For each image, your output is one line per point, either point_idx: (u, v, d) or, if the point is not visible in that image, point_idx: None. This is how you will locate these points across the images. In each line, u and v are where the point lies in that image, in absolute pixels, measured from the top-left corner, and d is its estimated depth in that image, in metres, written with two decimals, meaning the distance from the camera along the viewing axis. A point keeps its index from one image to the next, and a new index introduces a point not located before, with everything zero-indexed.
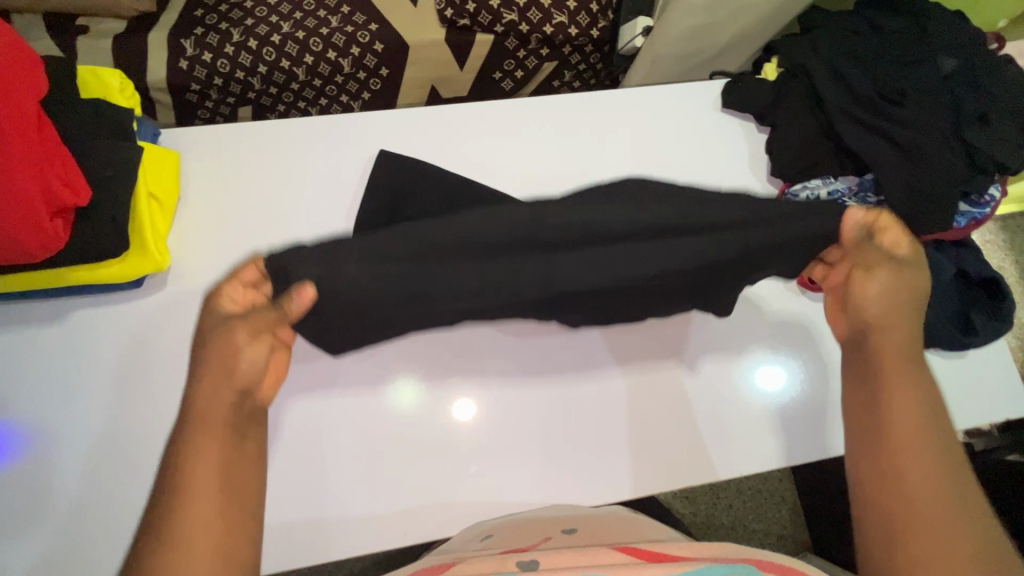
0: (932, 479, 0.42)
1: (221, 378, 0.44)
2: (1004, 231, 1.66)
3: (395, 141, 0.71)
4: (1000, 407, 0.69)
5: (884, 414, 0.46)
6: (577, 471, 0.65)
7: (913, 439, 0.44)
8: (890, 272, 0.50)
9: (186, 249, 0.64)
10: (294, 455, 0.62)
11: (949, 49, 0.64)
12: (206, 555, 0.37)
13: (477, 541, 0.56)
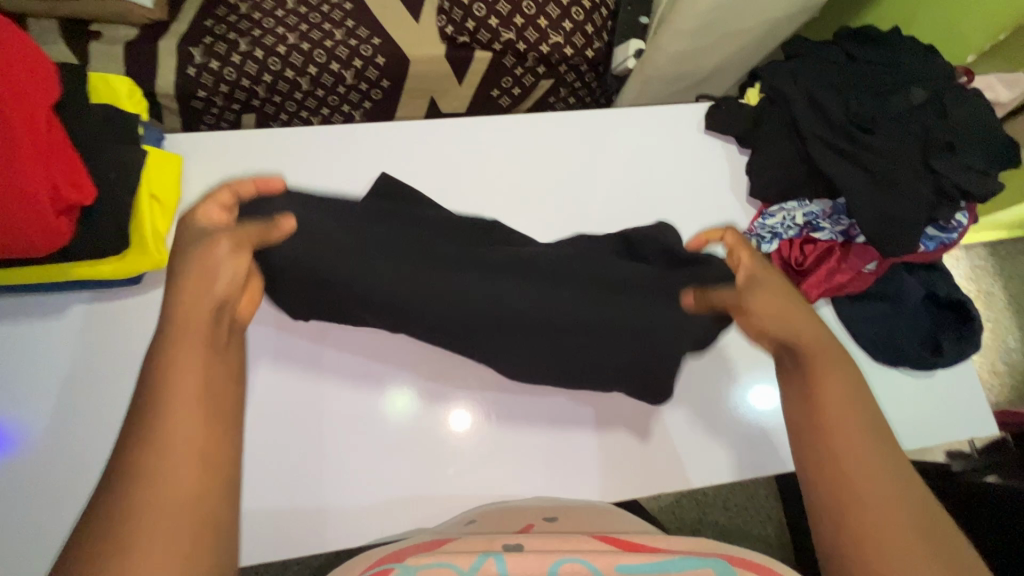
0: (877, 471, 0.42)
1: (205, 288, 0.45)
2: (993, 256, 1.68)
3: (391, 153, 0.74)
4: (968, 426, 0.71)
5: (820, 393, 0.48)
6: (551, 473, 0.67)
7: (846, 413, 0.46)
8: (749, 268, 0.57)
9: None
10: (281, 448, 0.65)
11: (919, 81, 0.67)
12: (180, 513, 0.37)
13: (463, 526, 0.59)
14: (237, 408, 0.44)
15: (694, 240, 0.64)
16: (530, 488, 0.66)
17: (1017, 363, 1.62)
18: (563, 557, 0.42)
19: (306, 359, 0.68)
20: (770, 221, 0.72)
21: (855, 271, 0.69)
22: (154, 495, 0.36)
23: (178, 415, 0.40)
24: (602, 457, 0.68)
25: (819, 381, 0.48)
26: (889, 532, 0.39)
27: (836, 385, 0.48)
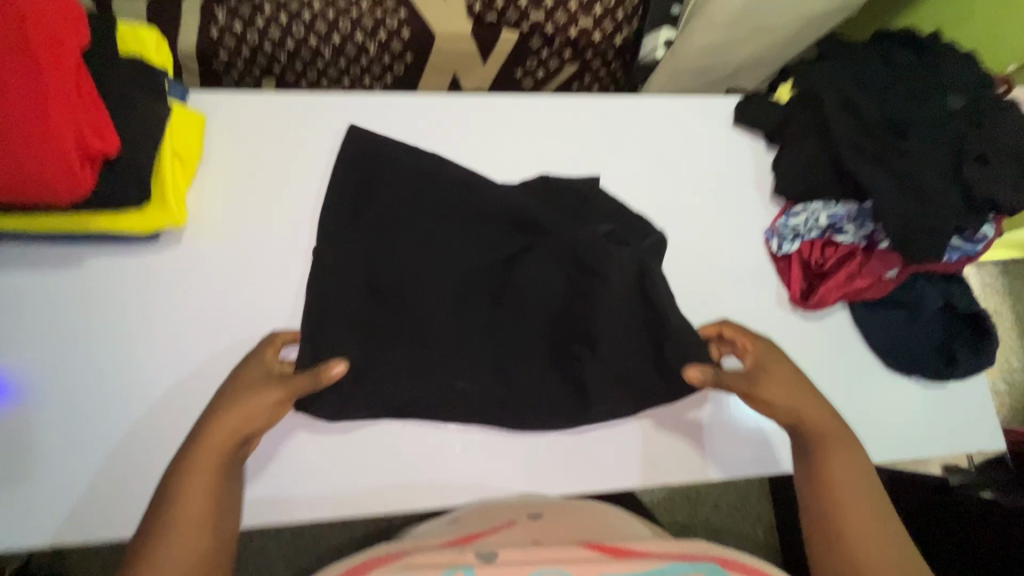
0: (870, 526, 0.53)
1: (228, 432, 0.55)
2: (1004, 276, 1.67)
3: (415, 129, 0.73)
4: (974, 440, 0.70)
5: (828, 476, 0.57)
6: (558, 465, 0.67)
7: (851, 479, 0.56)
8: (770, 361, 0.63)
9: (205, 209, 0.66)
10: (277, 430, 0.63)
11: (957, 88, 0.66)
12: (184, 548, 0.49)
13: (446, 525, 0.66)
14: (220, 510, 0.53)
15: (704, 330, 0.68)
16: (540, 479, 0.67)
17: (1018, 384, 1.62)
18: (542, 567, 0.45)
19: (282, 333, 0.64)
20: (793, 222, 0.71)
21: (876, 278, 0.68)
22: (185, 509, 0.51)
23: (196, 490, 0.52)
24: (620, 453, 0.68)
25: (830, 466, 0.57)
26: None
27: (847, 464, 0.57)
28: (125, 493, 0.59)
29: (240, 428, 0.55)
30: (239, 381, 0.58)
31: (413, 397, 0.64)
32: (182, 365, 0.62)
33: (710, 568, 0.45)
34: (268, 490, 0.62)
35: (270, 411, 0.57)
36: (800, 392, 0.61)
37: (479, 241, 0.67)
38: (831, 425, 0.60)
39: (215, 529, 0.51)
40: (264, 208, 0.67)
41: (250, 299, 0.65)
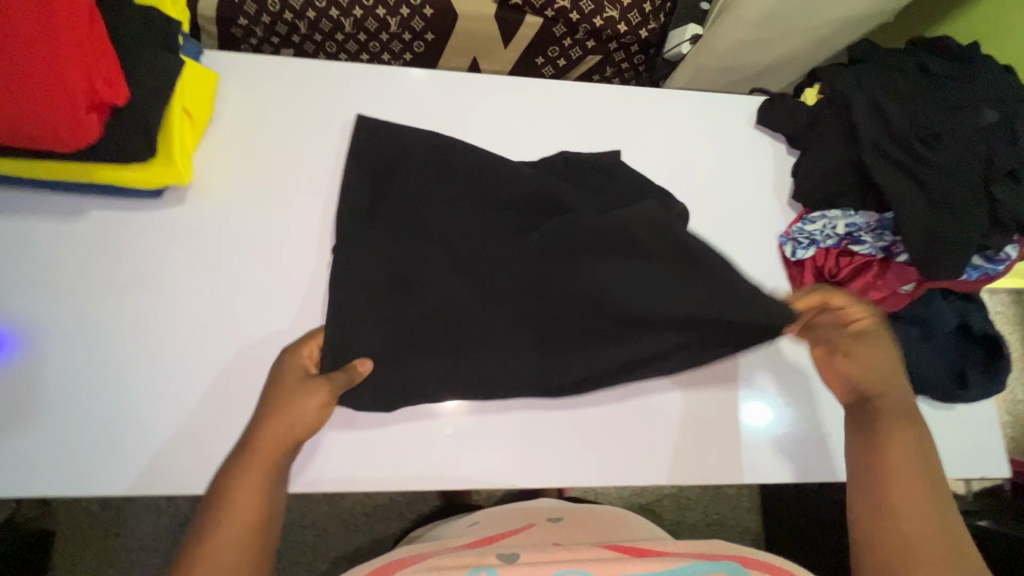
0: (917, 504, 0.53)
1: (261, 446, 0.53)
2: (1017, 304, 1.65)
3: (430, 107, 0.71)
4: (979, 465, 0.68)
5: (883, 452, 0.56)
6: (557, 464, 0.64)
7: (909, 476, 0.54)
8: (865, 347, 0.59)
9: (212, 170, 0.65)
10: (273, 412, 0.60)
11: (994, 100, 0.63)
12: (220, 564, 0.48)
13: (466, 525, 0.76)
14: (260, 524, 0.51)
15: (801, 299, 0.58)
16: (544, 475, 0.63)
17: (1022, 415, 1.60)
18: (564, 569, 0.47)
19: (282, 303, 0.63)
20: (810, 228, 0.69)
21: (890, 290, 0.66)
22: (235, 509, 0.51)
23: (251, 486, 0.52)
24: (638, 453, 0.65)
25: (888, 445, 0.56)
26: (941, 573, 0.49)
27: (903, 458, 0.55)
28: (110, 453, 0.58)
29: (285, 437, 0.55)
30: (282, 388, 0.57)
31: (412, 383, 0.59)
32: (178, 325, 0.61)
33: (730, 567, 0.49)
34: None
35: (315, 413, 0.56)
36: (890, 377, 0.58)
37: (499, 215, 0.63)
38: (895, 412, 0.57)
39: (262, 530, 0.51)
40: (277, 172, 0.66)
41: (254, 264, 0.64)
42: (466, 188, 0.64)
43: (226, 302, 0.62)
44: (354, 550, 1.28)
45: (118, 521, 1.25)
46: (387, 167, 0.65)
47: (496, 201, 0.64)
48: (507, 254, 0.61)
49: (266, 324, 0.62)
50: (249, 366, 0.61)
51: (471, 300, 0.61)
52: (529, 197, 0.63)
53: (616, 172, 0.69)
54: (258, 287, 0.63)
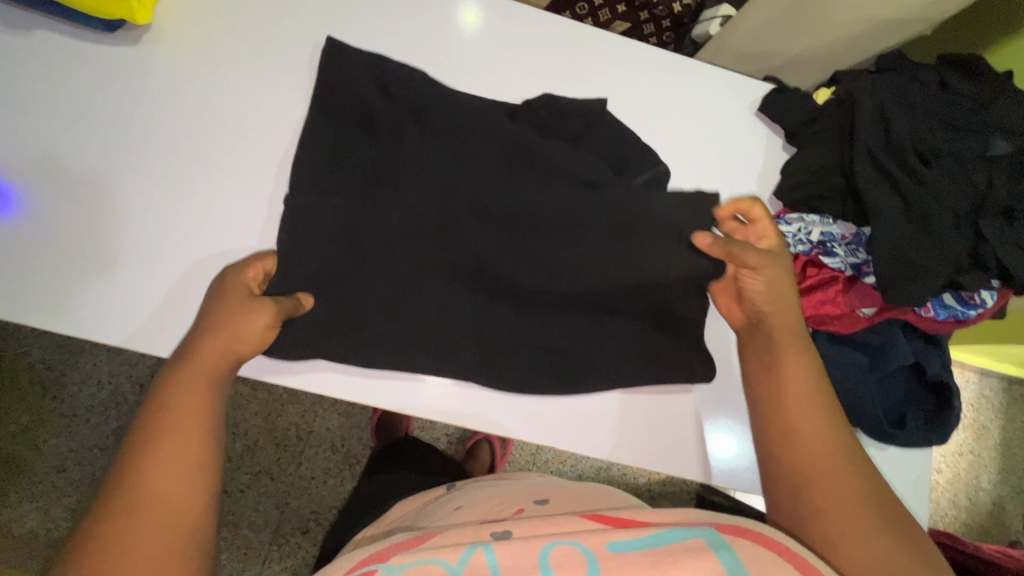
0: (845, 462, 0.51)
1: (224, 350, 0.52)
2: (1005, 393, 1.59)
3: (418, 10, 0.66)
4: None
5: (784, 391, 0.55)
6: (467, 397, 0.60)
7: (831, 465, 0.51)
8: (780, 262, 0.59)
9: (176, 20, 0.62)
10: (186, 292, 0.58)
11: (1008, 131, 0.58)
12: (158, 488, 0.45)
13: (438, 491, 0.64)
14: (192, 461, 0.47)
15: (723, 209, 0.63)
16: (510, 424, 0.61)
17: (980, 503, 1.54)
18: (556, 540, 0.41)
19: (228, 179, 0.60)
20: (782, 228, 0.65)
21: (847, 310, 0.62)
22: (168, 454, 0.47)
23: (181, 425, 0.48)
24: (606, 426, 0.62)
25: (786, 382, 0.55)
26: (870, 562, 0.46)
27: (811, 432, 0.53)
28: (7, 272, 0.55)
29: (231, 346, 0.52)
30: (227, 311, 0.53)
31: (337, 290, 0.58)
32: (104, 164, 0.58)
33: (707, 534, 0.42)
34: (154, 327, 0.57)
35: (259, 337, 0.53)
36: (787, 312, 0.58)
37: (476, 157, 0.62)
38: (805, 399, 0.54)
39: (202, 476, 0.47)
40: (248, 40, 0.63)
41: (203, 127, 0.61)
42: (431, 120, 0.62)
43: (161, 156, 0.59)
44: (280, 467, 1.22)
45: (59, 384, 1.19)
46: (360, 75, 0.62)
47: (469, 147, 0.62)
48: (479, 202, 0.61)
49: (204, 190, 0.60)
50: (175, 227, 0.58)
51: (422, 232, 0.60)
52: (512, 157, 0.63)
53: (596, 133, 0.66)
54: (200, 151, 0.60)
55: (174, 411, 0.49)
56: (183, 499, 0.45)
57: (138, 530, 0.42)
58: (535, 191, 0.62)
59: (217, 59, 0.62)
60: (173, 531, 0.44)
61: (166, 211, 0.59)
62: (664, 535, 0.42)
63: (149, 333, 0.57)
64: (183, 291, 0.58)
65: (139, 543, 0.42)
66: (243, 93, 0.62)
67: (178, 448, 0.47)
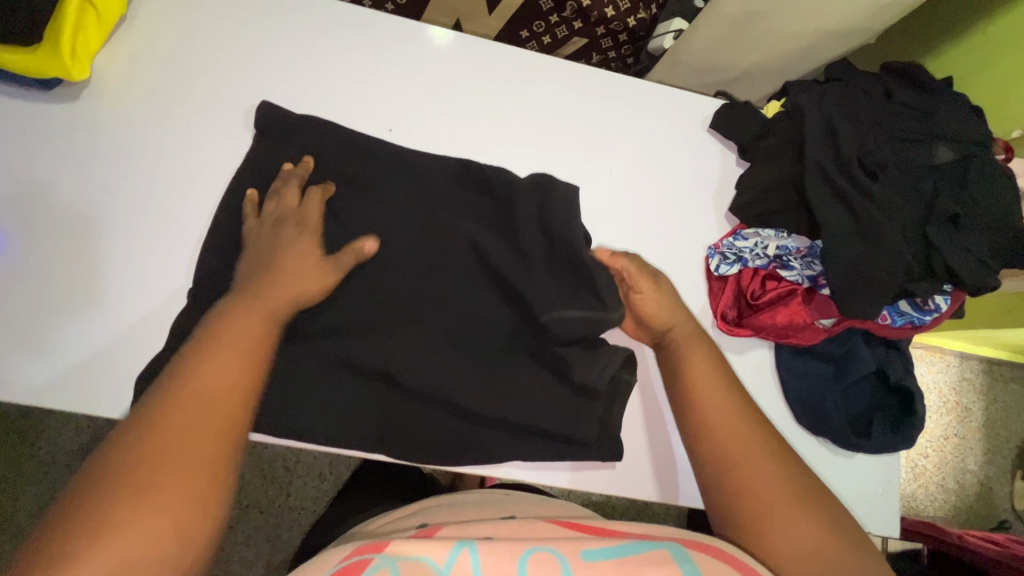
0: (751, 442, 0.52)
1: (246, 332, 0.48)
2: (985, 374, 1.61)
3: (368, 46, 0.66)
4: (878, 516, 0.65)
5: (693, 380, 0.56)
6: (436, 444, 0.59)
7: (776, 489, 0.49)
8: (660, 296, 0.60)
9: (117, 72, 0.61)
10: (138, 348, 0.56)
11: (950, 139, 0.59)
12: (139, 526, 0.36)
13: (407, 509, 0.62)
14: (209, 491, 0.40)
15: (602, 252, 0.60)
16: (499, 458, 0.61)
17: (968, 485, 1.56)
18: (534, 545, 0.41)
19: (179, 230, 0.59)
20: (740, 244, 0.66)
21: (809, 323, 0.63)
22: (158, 464, 0.39)
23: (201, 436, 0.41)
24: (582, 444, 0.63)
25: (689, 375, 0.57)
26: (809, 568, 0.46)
27: (752, 456, 0.51)
28: None
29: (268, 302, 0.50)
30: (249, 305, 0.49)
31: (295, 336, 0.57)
32: (48, 224, 0.57)
33: (671, 546, 0.43)
34: (105, 388, 0.55)
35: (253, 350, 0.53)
36: (702, 356, 0.58)
37: (432, 191, 0.63)
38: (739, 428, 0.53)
39: (216, 468, 0.41)
40: (192, 88, 0.62)
41: (154, 179, 0.60)
42: (378, 159, 0.63)
43: (111, 211, 0.59)
44: (267, 500, 1.21)
45: (36, 431, 1.17)
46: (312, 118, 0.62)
47: (423, 183, 0.63)
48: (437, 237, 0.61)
49: (153, 244, 0.59)
50: (127, 283, 0.57)
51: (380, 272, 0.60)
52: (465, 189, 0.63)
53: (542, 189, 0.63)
54: (151, 203, 0.59)
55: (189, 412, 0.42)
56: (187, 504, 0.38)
57: (121, 532, 0.35)
58: (495, 223, 0.63)
59: (160, 110, 0.61)
60: (174, 525, 0.37)
61: (119, 268, 0.58)
62: (632, 546, 0.42)
63: (102, 397, 0.55)
64: (136, 349, 0.56)
65: (136, 554, 0.35)
66: (190, 141, 0.61)
67: (174, 443, 0.40)
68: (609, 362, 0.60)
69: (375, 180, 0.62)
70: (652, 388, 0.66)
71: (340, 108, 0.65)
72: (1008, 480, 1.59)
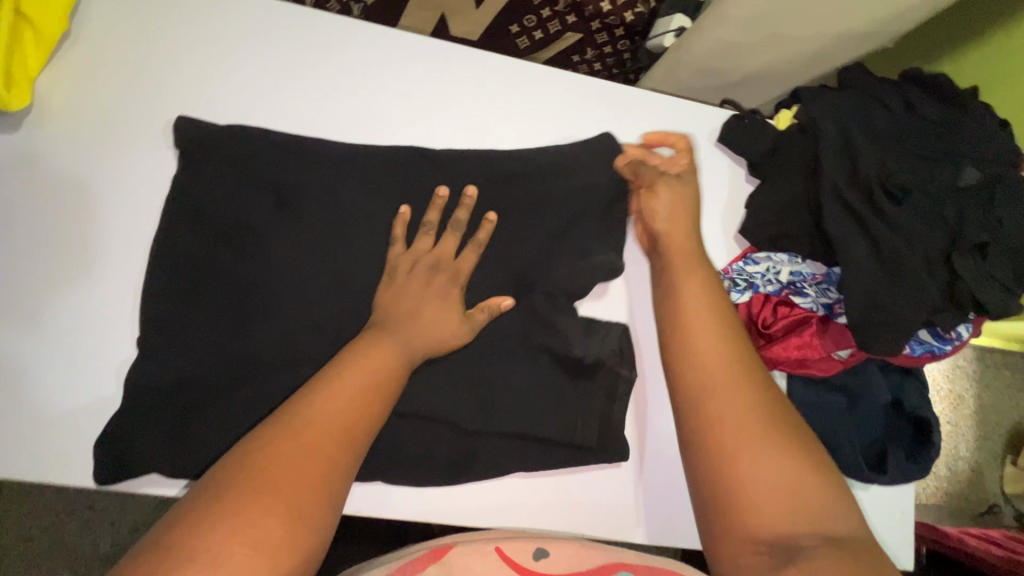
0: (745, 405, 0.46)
1: (374, 367, 0.47)
2: (978, 362, 1.61)
3: (343, 57, 0.60)
4: (897, 544, 0.63)
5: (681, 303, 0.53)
6: (422, 496, 0.55)
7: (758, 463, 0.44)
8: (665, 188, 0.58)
9: (62, 94, 0.55)
10: (101, 404, 0.52)
11: (975, 158, 0.55)
12: (236, 542, 0.36)
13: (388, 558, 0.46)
14: (314, 504, 0.40)
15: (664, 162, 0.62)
16: (484, 516, 0.56)
17: (960, 472, 1.57)
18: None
19: (138, 271, 0.54)
20: (750, 269, 0.62)
21: (825, 354, 0.59)
22: (264, 486, 0.39)
23: (300, 459, 0.41)
24: (575, 496, 0.58)
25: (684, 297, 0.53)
26: (801, 528, 0.42)
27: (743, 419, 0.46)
28: None
29: (400, 340, 0.50)
30: (379, 335, 0.50)
31: (272, 386, 0.52)
32: None
33: None
34: (62, 450, 0.51)
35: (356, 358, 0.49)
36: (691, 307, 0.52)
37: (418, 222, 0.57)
38: (725, 387, 0.48)
39: (327, 489, 0.41)
40: (147, 110, 0.56)
41: (109, 215, 0.54)
42: (361, 186, 0.57)
43: (65, 254, 0.53)
44: None
45: None
46: (284, 141, 0.56)
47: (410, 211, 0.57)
48: None
49: (109, 287, 0.53)
50: (82, 333, 0.52)
51: (365, 311, 0.55)
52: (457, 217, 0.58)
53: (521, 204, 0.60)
54: (107, 241, 0.54)
55: (295, 441, 0.41)
56: (283, 528, 0.38)
57: (233, 549, 0.36)
58: (489, 254, 0.58)
59: (111, 136, 0.55)
60: (282, 539, 0.37)
61: (74, 317, 0.52)
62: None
63: (59, 460, 0.50)
64: (97, 405, 0.52)
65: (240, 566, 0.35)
66: (145, 170, 0.55)
67: (294, 462, 0.40)
68: (607, 332, 0.58)
69: (357, 210, 0.56)
70: (657, 435, 0.60)
71: (316, 127, 0.59)
72: (999, 466, 1.60)
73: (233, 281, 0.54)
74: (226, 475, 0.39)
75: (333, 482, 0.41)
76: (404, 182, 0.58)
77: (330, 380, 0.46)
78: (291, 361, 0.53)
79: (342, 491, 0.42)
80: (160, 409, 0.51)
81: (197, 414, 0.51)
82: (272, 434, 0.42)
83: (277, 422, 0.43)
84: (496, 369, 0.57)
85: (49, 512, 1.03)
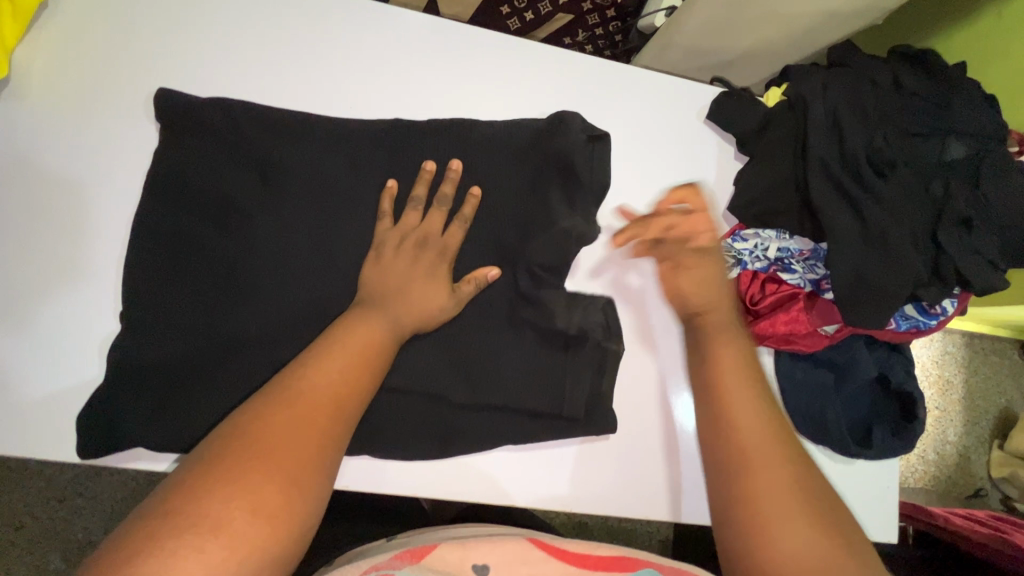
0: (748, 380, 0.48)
1: (359, 340, 0.47)
2: (967, 347, 1.63)
3: (329, 32, 0.59)
4: (881, 518, 0.64)
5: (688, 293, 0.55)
6: (411, 471, 0.56)
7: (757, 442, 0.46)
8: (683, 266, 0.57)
9: (41, 68, 0.54)
10: (86, 380, 0.51)
11: (963, 133, 0.56)
12: (232, 507, 0.36)
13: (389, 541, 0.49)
14: (308, 472, 0.39)
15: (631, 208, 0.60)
16: (473, 489, 0.57)
17: (947, 456, 1.59)
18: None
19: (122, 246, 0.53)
20: (739, 246, 0.62)
21: (811, 330, 0.60)
22: (259, 454, 0.38)
23: (292, 428, 0.41)
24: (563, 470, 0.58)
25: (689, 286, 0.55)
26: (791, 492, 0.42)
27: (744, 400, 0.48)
28: None
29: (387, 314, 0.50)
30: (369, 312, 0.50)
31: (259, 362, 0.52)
32: None
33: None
34: (47, 426, 0.50)
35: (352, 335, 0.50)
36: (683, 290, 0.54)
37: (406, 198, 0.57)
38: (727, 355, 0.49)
39: (320, 459, 0.41)
40: (128, 85, 0.55)
41: (92, 190, 0.54)
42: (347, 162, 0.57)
43: (48, 229, 0.53)
44: None
45: None
46: (269, 115, 0.55)
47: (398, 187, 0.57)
48: None
49: (92, 262, 0.53)
50: (67, 309, 0.52)
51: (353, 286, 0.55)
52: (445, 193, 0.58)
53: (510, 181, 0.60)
54: (91, 216, 0.53)
55: (286, 411, 0.41)
56: (280, 495, 0.37)
57: (232, 515, 0.35)
58: (476, 230, 0.58)
59: (91, 110, 0.54)
60: (279, 506, 0.37)
61: (58, 294, 0.52)
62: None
63: (46, 436, 0.50)
64: (82, 381, 0.51)
65: (237, 532, 0.35)
66: (128, 145, 0.55)
67: (287, 431, 0.40)
68: (589, 306, 0.57)
69: (344, 185, 0.56)
70: (643, 411, 0.61)
71: (302, 102, 0.59)
72: (986, 449, 1.62)
73: (219, 256, 0.53)
74: (219, 446, 0.39)
75: (327, 450, 0.41)
76: (391, 157, 0.57)
77: (317, 353, 0.46)
78: (277, 336, 0.53)
79: (334, 461, 0.42)
80: (147, 384, 0.50)
81: (182, 389, 0.51)
82: (262, 405, 0.42)
83: (269, 394, 0.43)
84: (483, 345, 0.57)
85: (40, 498, 1.03)
